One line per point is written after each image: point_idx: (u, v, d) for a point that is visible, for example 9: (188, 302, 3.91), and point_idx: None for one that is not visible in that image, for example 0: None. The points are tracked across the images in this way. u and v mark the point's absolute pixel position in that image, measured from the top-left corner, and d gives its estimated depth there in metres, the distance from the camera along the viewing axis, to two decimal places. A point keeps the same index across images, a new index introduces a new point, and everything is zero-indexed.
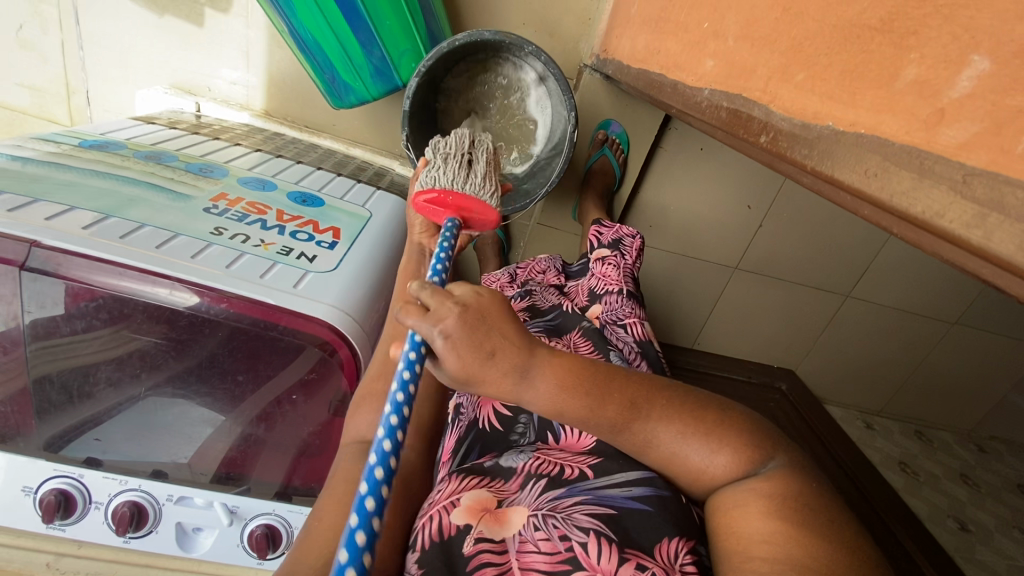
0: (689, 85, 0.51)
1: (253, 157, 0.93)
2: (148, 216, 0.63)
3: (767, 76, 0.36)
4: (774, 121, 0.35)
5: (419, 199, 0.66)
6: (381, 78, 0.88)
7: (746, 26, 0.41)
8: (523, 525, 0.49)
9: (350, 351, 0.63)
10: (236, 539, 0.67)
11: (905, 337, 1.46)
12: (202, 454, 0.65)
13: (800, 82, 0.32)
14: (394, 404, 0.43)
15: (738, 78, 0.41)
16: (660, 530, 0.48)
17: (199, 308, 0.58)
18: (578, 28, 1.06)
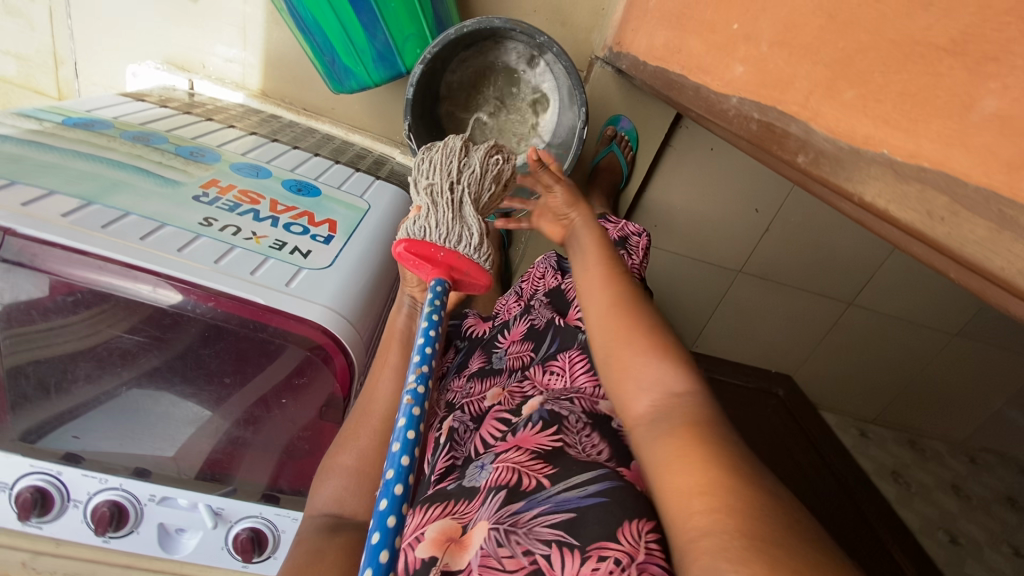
0: (714, 90, 0.48)
1: (247, 140, 0.89)
2: (133, 204, 0.60)
3: (808, 90, 0.33)
4: (816, 142, 0.32)
5: (401, 248, 0.55)
6: (385, 63, 0.84)
7: (783, 31, 0.38)
8: (484, 541, 0.48)
9: (346, 360, 0.60)
10: (220, 541, 0.65)
11: (904, 346, 1.45)
12: (184, 451, 0.63)
13: (849, 100, 0.29)
14: (398, 432, 0.45)
15: (772, 88, 0.38)
16: (619, 515, 0.45)
17: (184, 306, 0.55)
18: (591, 18, 1.02)
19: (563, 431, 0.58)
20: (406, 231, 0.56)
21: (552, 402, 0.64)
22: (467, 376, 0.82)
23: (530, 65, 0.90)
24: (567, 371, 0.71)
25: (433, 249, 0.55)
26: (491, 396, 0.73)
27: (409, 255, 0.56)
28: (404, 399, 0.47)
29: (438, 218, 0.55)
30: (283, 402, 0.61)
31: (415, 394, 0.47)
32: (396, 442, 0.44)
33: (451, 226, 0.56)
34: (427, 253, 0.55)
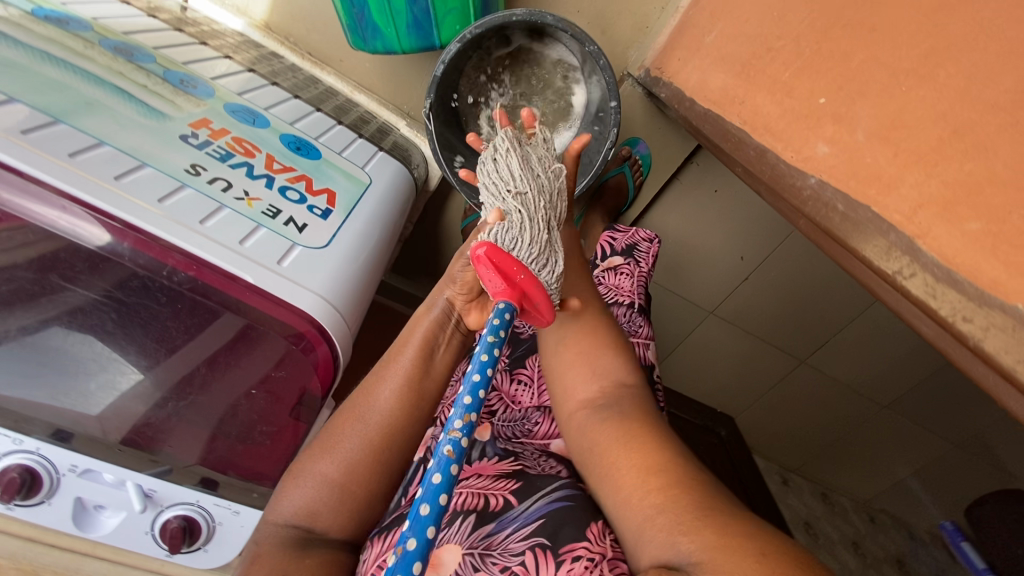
0: (789, 163, 0.48)
1: (243, 77, 0.79)
2: (110, 133, 0.51)
3: (914, 206, 0.37)
4: (923, 259, 0.36)
5: (486, 255, 0.46)
6: (417, 32, 0.77)
7: (889, 127, 0.39)
8: (459, 565, 0.43)
9: (330, 350, 0.55)
10: (145, 526, 0.57)
11: (842, 413, 1.48)
12: (115, 414, 0.54)
13: (974, 232, 0.33)
14: (429, 489, 0.35)
15: (866, 186, 0.40)
16: (587, 516, 0.44)
17: (158, 270, 0.47)
18: (632, 33, 0.98)
19: (519, 459, 0.55)
20: (489, 238, 0.47)
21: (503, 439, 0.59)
22: None
23: (565, 66, 0.85)
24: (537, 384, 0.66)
25: (516, 268, 0.46)
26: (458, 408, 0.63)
27: (490, 266, 0.46)
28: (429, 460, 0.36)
29: (527, 227, 0.49)
30: (238, 372, 0.54)
31: (444, 459, 0.37)
32: (412, 539, 0.33)
33: (540, 248, 0.49)
34: (507, 269, 0.46)
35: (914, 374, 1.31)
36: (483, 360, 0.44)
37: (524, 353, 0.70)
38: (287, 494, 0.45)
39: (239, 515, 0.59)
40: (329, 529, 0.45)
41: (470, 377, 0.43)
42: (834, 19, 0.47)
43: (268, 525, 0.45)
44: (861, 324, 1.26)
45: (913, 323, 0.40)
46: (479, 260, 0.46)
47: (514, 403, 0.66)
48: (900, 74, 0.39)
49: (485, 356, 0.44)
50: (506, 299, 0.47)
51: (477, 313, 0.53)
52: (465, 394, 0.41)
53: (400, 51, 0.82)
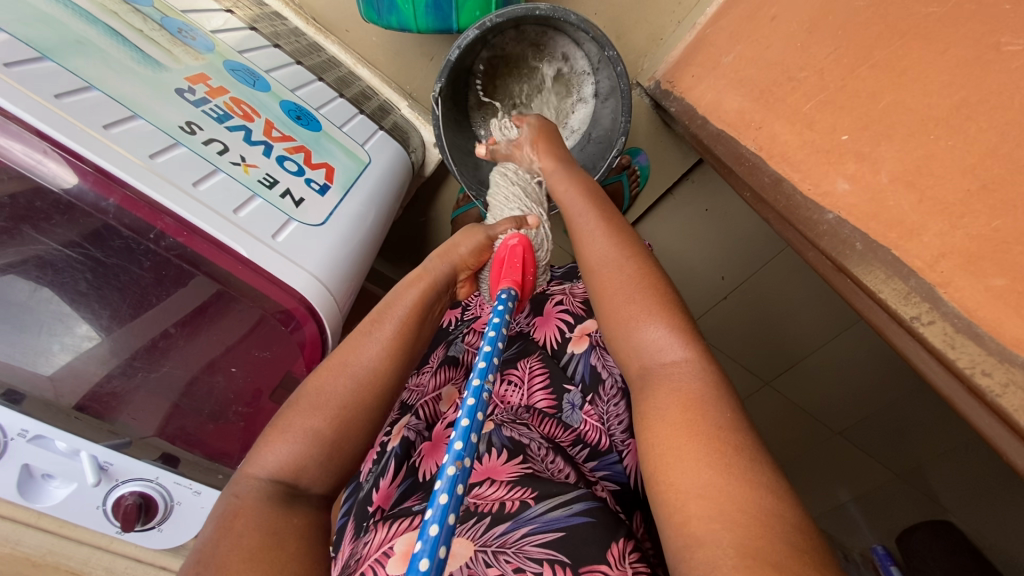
0: (808, 196, 0.50)
1: (244, 34, 0.75)
2: (100, 77, 0.47)
3: (935, 253, 0.40)
4: (943, 308, 0.39)
5: (524, 248, 0.53)
6: (436, 12, 0.74)
7: (913, 172, 0.41)
8: (470, 559, 0.42)
9: (317, 328, 0.52)
10: (96, 500, 0.53)
11: (816, 447, 1.30)
12: (72, 375, 0.49)
13: (996, 288, 0.36)
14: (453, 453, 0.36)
15: (890, 231, 0.43)
16: (608, 536, 0.44)
17: (143, 233, 0.43)
18: (645, 43, 0.97)
19: (529, 460, 0.52)
20: (524, 234, 0.55)
21: (508, 426, 0.57)
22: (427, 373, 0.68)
23: (579, 68, 0.84)
24: (526, 384, 0.65)
25: (532, 269, 0.54)
26: (447, 402, 0.62)
27: (521, 256, 0.53)
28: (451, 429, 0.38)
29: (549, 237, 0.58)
30: (215, 342, 0.51)
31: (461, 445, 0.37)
32: (444, 493, 0.34)
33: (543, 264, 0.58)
34: (530, 265, 0.54)
35: (876, 405, 1.15)
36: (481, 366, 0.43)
37: (514, 353, 0.70)
38: (271, 447, 0.42)
39: (200, 496, 0.57)
40: (312, 483, 0.41)
41: (480, 372, 0.43)
42: (862, 57, 0.47)
43: (248, 479, 0.40)
44: (839, 344, 1.11)
45: (918, 365, 0.42)
46: (516, 248, 0.53)
47: (502, 403, 0.65)
48: (930, 121, 0.41)
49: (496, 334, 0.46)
50: (518, 288, 0.52)
51: (467, 288, 0.58)
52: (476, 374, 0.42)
53: (413, 29, 0.79)
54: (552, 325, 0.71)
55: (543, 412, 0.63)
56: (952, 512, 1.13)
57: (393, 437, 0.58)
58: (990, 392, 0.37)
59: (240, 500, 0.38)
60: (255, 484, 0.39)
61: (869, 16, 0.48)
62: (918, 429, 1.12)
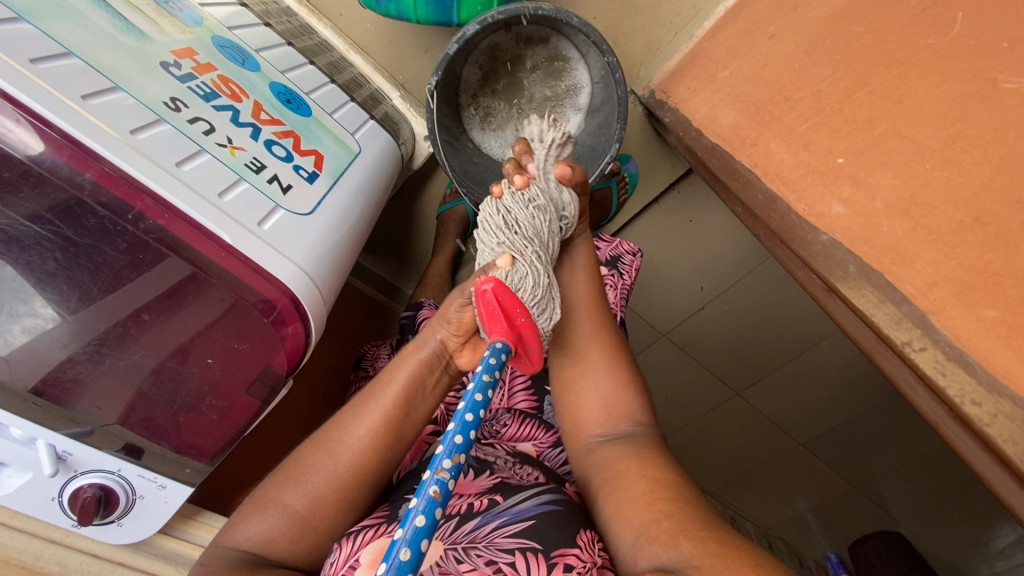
0: (804, 219, 0.49)
1: (233, 9, 0.72)
2: (80, 44, 0.44)
3: (927, 280, 0.41)
4: (936, 335, 0.40)
5: (492, 293, 0.43)
6: (437, 4, 0.73)
7: (909, 200, 0.43)
8: (439, 557, 0.41)
9: (302, 330, 0.51)
10: (51, 492, 0.50)
11: (783, 462, 1.31)
12: (30, 359, 0.45)
13: (989, 317, 0.38)
14: (393, 565, 0.31)
15: (882, 255, 0.43)
16: (577, 523, 0.44)
17: (121, 213, 0.41)
18: (642, 52, 0.98)
19: (497, 471, 0.52)
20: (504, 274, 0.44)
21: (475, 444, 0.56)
22: None
23: (573, 73, 0.83)
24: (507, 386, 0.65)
25: (519, 310, 0.43)
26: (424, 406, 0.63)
27: (493, 303, 0.43)
28: (399, 530, 0.32)
29: (537, 270, 0.45)
30: (189, 328, 0.48)
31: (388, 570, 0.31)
32: None
33: (541, 294, 0.45)
34: (510, 309, 0.43)
35: (841, 420, 1.18)
36: (439, 451, 0.37)
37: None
38: (244, 521, 0.43)
39: (165, 490, 0.55)
40: (291, 556, 0.43)
41: (438, 459, 0.36)
42: (860, 82, 0.48)
43: (218, 548, 0.42)
44: (808, 359, 1.15)
45: (908, 393, 0.43)
46: (484, 298, 0.43)
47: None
48: (927, 152, 0.42)
49: (478, 399, 0.40)
50: (505, 338, 0.44)
51: (469, 355, 0.48)
52: (443, 453, 0.37)
53: (412, 20, 0.78)
54: None
55: (524, 412, 0.64)
56: (902, 522, 1.25)
57: None
58: (978, 421, 0.38)
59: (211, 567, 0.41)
60: (223, 554, 0.41)
61: (868, 43, 0.49)
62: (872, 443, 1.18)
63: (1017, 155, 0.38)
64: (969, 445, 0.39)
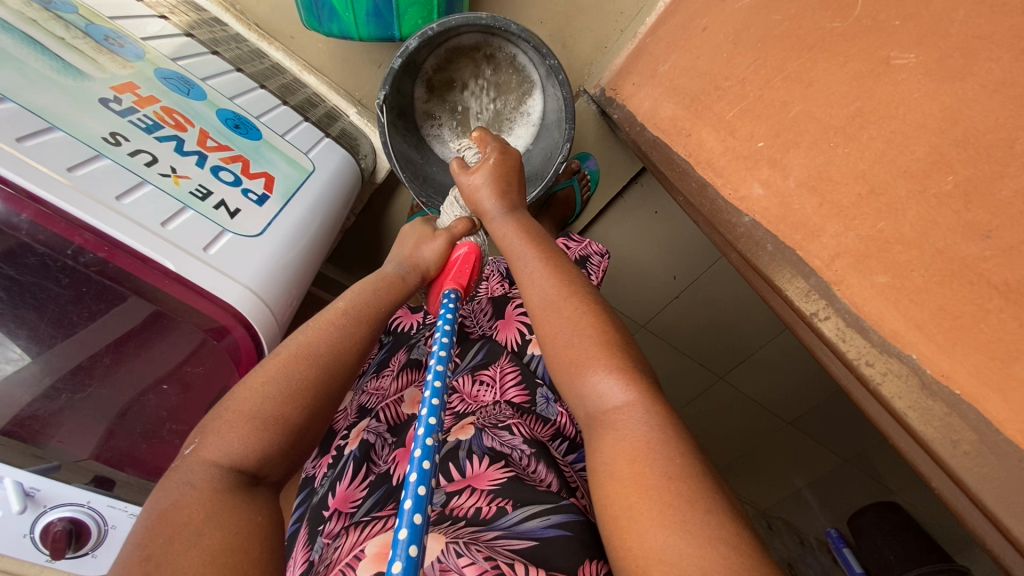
0: (727, 200, 0.52)
1: (179, 41, 0.73)
2: (14, 88, 0.45)
3: (832, 253, 0.42)
4: (837, 305, 0.42)
5: (468, 255, 0.62)
6: (377, 20, 0.74)
7: (817, 178, 0.44)
8: (441, 553, 0.40)
9: (247, 334, 0.51)
10: (22, 530, 0.51)
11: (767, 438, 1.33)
12: None
13: (880, 285, 0.39)
14: (407, 529, 0.34)
15: (794, 232, 0.45)
16: (581, 552, 0.43)
17: (61, 250, 0.42)
18: (590, 53, 0.99)
19: (511, 464, 0.52)
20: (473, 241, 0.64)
21: (490, 432, 0.56)
22: (390, 376, 0.68)
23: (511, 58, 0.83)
24: (498, 383, 0.65)
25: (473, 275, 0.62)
26: (411, 402, 0.63)
27: (466, 261, 0.61)
28: (406, 501, 0.35)
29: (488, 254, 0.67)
30: (144, 358, 0.49)
31: (428, 425, 0.41)
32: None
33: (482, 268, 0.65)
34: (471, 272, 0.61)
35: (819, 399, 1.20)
36: (425, 437, 0.40)
37: (483, 359, 0.69)
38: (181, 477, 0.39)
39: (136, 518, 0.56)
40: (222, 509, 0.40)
41: (422, 440, 0.40)
42: (778, 68, 0.50)
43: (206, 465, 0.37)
44: (772, 348, 1.18)
45: (822, 358, 0.44)
46: (466, 255, 0.61)
47: (474, 401, 0.64)
48: (831, 130, 0.43)
49: (436, 379, 0.45)
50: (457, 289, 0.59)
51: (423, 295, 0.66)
52: (422, 434, 0.40)
53: (356, 37, 0.79)
54: (513, 327, 0.73)
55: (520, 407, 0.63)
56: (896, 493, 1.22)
57: (353, 441, 0.59)
58: (873, 379, 0.40)
59: (197, 493, 0.35)
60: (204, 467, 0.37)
61: (783, 30, 0.50)
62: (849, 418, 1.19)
63: (905, 129, 0.38)
64: (874, 404, 0.41)
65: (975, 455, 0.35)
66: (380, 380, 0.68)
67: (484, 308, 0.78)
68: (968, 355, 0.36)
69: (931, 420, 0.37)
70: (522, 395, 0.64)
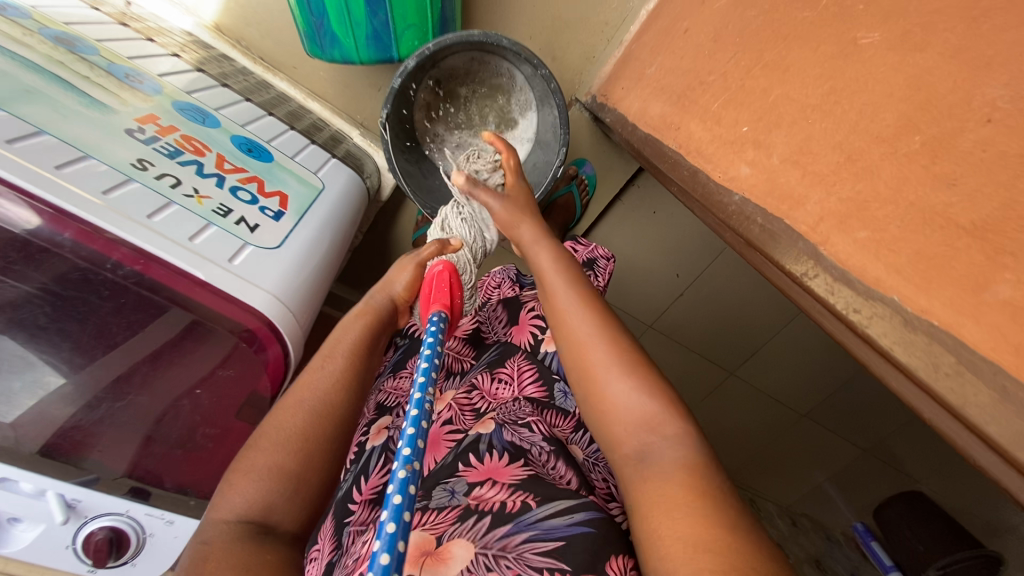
0: (716, 181, 0.55)
1: (192, 77, 0.77)
2: (50, 122, 0.49)
3: (818, 217, 0.41)
4: (825, 262, 0.40)
5: (441, 271, 0.57)
6: (377, 44, 0.79)
7: (798, 152, 0.44)
8: (471, 562, 0.43)
9: (282, 350, 0.55)
10: (65, 539, 0.52)
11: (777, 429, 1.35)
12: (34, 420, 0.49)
13: (861, 239, 0.36)
14: (391, 509, 0.33)
15: (781, 202, 0.45)
16: (607, 548, 0.44)
17: (101, 264, 0.44)
18: (580, 63, 1.04)
19: (531, 463, 0.53)
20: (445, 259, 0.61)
21: (509, 428, 0.58)
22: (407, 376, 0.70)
23: (504, 73, 0.88)
24: (516, 380, 0.67)
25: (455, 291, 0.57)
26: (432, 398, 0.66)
27: (442, 277, 0.57)
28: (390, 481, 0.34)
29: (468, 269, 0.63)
30: (179, 365, 0.52)
31: (417, 409, 0.40)
32: (383, 553, 0.31)
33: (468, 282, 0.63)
34: (453, 288, 0.57)
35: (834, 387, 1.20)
36: (414, 416, 0.40)
37: (496, 357, 0.71)
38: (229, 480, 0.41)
39: (173, 525, 0.58)
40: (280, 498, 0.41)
41: (410, 422, 0.39)
42: (756, 60, 0.53)
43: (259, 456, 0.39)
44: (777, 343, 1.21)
45: (814, 316, 0.43)
46: (437, 273, 0.57)
47: (493, 399, 0.65)
48: (807, 109, 0.44)
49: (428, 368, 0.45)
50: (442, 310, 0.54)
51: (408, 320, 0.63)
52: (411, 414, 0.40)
53: (358, 61, 0.84)
54: (526, 331, 0.74)
55: (539, 401, 0.65)
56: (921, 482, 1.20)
57: (375, 437, 0.61)
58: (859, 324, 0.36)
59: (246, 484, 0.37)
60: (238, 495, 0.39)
61: (759, 25, 0.54)
62: (868, 406, 1.19)
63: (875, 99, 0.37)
64: None
65: (954, 374, 0.31)
66: (397, 379, 0.69)
67: (500, 315, 0.80)
68: (944, 289, 0.32)
69: (913, 350, 0.33)
70: (540, 392, 0.66)
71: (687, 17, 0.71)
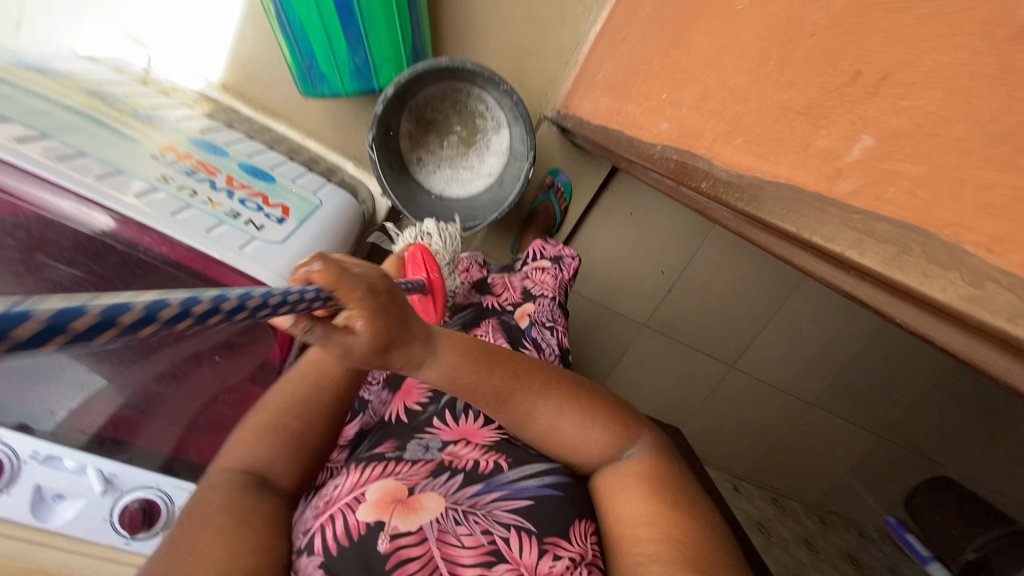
0: (645, 141, 0.64)
1: (203, 121, 0.89)
2: (89, 147, 0.59)
3: (712, 139, 0.47)
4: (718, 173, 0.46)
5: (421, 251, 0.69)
6: (359, 78, 0.92)
7: (697, 100, 0.53)
8: (440, 514, 0.42)
9: None
10: (104, 513, 0.60)
11: (785, 416, 1.38)
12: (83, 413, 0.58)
13: (739, 144, 0.42)
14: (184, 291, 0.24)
15: (688, 138, 0.52)
16: (571, 512, 0.44)
17: (135, 246, 0.54)
18: (544, 85, 1.16)
19: None
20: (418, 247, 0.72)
21: None
22: None
23: (475, 96, 1.00)
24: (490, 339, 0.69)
25: (433, 268, 0.68)
26: None
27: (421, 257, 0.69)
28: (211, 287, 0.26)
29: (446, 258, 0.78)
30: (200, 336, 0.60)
31: None
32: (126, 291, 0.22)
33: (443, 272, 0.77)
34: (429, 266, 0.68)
35: (827, 365, 1.30)
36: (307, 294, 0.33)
37: (471, 319, 0.75)
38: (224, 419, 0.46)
39: None
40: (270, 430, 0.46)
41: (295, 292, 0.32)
42: (671, 44, 0.63)
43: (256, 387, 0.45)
44: (773, 329, 1.29)
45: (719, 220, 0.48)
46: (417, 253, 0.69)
47: None
48: (703, 66, 0.54)
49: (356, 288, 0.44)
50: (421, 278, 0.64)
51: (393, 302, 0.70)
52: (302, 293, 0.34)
53: (344, 95, 0.96)
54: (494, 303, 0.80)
55: None
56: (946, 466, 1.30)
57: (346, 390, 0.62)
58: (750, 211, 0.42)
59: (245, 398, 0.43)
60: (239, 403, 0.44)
61: (672, 18, 0.64)
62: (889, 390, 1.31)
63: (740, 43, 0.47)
64: None
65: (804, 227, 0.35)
66: None
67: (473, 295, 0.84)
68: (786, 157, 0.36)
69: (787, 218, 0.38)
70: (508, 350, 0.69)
71: (623, 27, 0.83)
